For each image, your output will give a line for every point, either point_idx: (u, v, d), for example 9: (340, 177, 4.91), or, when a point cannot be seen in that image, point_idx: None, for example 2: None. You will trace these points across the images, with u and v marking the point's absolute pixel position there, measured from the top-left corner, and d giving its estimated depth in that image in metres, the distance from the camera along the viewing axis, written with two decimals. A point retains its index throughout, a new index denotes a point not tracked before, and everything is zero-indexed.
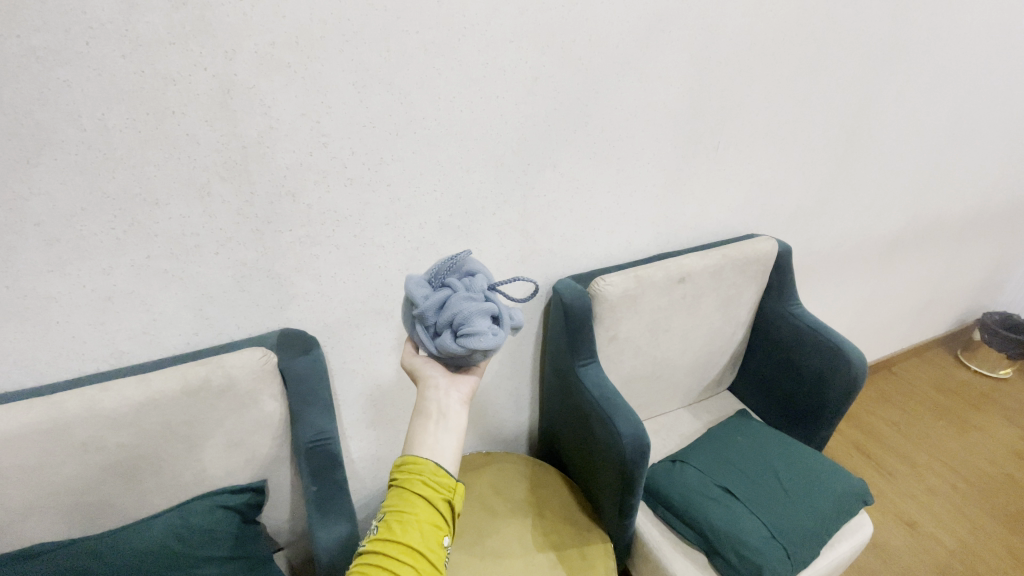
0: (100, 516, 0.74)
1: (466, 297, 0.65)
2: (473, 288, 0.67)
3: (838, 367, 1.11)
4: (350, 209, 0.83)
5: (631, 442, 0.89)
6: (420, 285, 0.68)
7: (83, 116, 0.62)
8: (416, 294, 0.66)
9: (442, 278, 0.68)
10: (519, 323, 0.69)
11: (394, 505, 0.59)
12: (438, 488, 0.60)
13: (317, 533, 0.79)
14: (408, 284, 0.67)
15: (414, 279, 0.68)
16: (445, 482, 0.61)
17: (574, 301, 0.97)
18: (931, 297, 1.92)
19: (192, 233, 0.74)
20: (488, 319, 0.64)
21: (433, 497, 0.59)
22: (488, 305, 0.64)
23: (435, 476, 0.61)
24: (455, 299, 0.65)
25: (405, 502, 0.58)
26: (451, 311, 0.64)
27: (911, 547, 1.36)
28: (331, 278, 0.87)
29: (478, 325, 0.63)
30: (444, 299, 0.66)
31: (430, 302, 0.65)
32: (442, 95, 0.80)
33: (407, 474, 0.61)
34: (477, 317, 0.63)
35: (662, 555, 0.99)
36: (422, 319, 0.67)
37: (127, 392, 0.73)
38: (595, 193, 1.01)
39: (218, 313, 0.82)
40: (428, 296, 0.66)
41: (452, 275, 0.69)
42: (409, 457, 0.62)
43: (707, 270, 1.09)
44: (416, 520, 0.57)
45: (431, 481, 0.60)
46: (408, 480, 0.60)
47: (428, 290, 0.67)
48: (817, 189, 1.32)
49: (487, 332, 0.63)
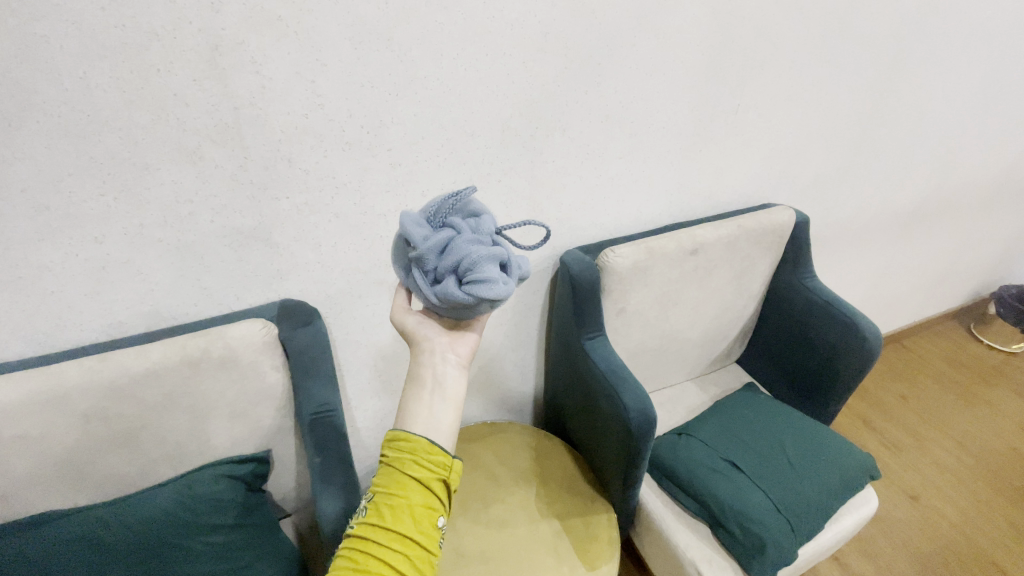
0: (105, 485, 0.74)
1: (474, 240, 0.60)
2: (480, 230, 0.62)
3: (851, 342, 1.08)
4: (349, 175, 0.79)
5: (636, 420, 0.88)
6: (418, 223, 0.61)
7: (64, 75, 0.59)
8: (415, 233, 0.60)
9: (442, 215, 0.62)
10: (524, 271, 0.66)
11: (383, 485, 0.57)
12: (431, 468, 0.58)
13: (318, 505, 0.77)
14: (405, 220, 0.60)
15: (410, 215, 0.61)
16: (438, 461, 0.59)
17: (581, 273, 0.94)
18: (948, 270, 1.86)
19: (185, 200, 0.71)
20: (496, 265, 0.61)
21: (425, 477, 0.57)
22: (499, 251, 0.61)
23: (428, 455, 0.59)
24: (462, 242, 0.60)
25: (397, 484, 0.57)
26: (459, 256, 0.59)
27: (912, 517, 1.37)
28: (331, 247, 0.85)
29: (489, 272, 0.59)
30: (447, 241, 0.60)
31: (433, 244, 0.59)
32: (446, 52, 0.75)
33: (397, 453, 0.59)
34: (487, 264, 0.59)
35: (665, 526, 1.00)
36: (420, 263, 0.61)
37: (126, 363, 0.72)
38: (605, 159, 0.97)
39: (216, 282, 0.80)
40: (428, 236, 0.60)
41: (453, 212, 0.63)
42: (400, 433, 0.60)
43: (720, 241, 1.05)
44: (408, 504, 0.55)
45: (423, 460, 0.58)
46: (399, 461, 0.58)
47: (427, 229, 0.61)
48: (838, 157, 1.27)
49: (498, 280, 0.60)
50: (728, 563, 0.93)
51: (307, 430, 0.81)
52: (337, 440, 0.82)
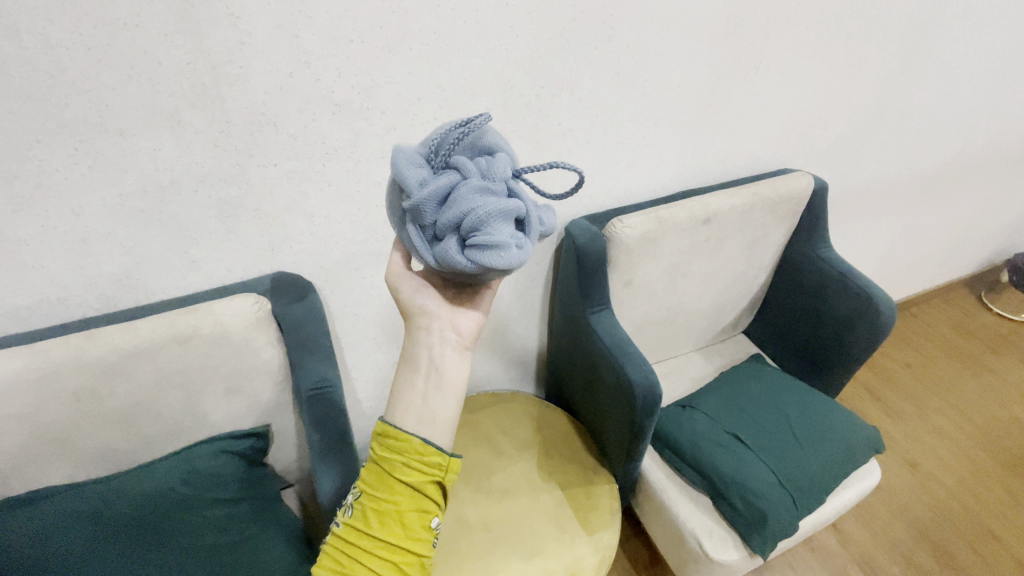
0: (103, 461, 0.73)
1: (480, 189, 0.52)
2: (490, 174, 0.54)
3: (864, 315, 1.05)
4: (341, 140, 0.74)
5: (642, 395, 0.86)
6: (414, 166, 0.53)
7: (20, 30, 0.53)
8: (411, 179, 0.52)
9: (446, 156, 0.54)
10: (546, 229, 0.58)
11: (373, 487, 0.56)
12: (422, 471, 0.56)
13: (319, 488, 0.77)
14: (399, 162, 0.53)
15: (405, 155, 0.53)
16: (431, 463, 0.56)
17: (587, 245, 0.90)
18: (964, 236, 1.81)
19: (166, 169, 0.67)
20: (507, 223, 0.52)
21: (415, 482, 0.56)
22: (511, 207, 0.52)
23: (420, 457, 0.56)
24: (465, 193, 0.51)
25: (386, 489, 0.55)
26: (462, 210, 0.51)
27: (910, 485, 1.38)
28: (324, 218, 0.80)
29: (498, 234, 0.51)
30: (448, 189, 0.52)
31: (431, 193, 0.51)
32: (442, 3, 0.68)
33: (388, 454, 0.57)
34: (496, 222, 0.51)
35: (666, 496, 1.00)
36: (417, 215, 0.53)
37: (114, 340, 0.69)
38: (615, 122, 0.90)
39: (205, 255, 0.77)
40: (426, 183, 0.52)
41: (458, 151, 0.55)
42: (390, 432, 0.57)
43: (734, 210, 1.00)
44: (397, 511, 0.54)
45: (413, 463, 0.56)
46: (389, 464, 0.56)
47: (426, 174, 0.53)
48: (861, 118, 1.19)
49: (509, 244, 0.52)
50: (728, 534, 0.93)
51: (303, 405, 0.79)
52: (336, 418, 0.80)
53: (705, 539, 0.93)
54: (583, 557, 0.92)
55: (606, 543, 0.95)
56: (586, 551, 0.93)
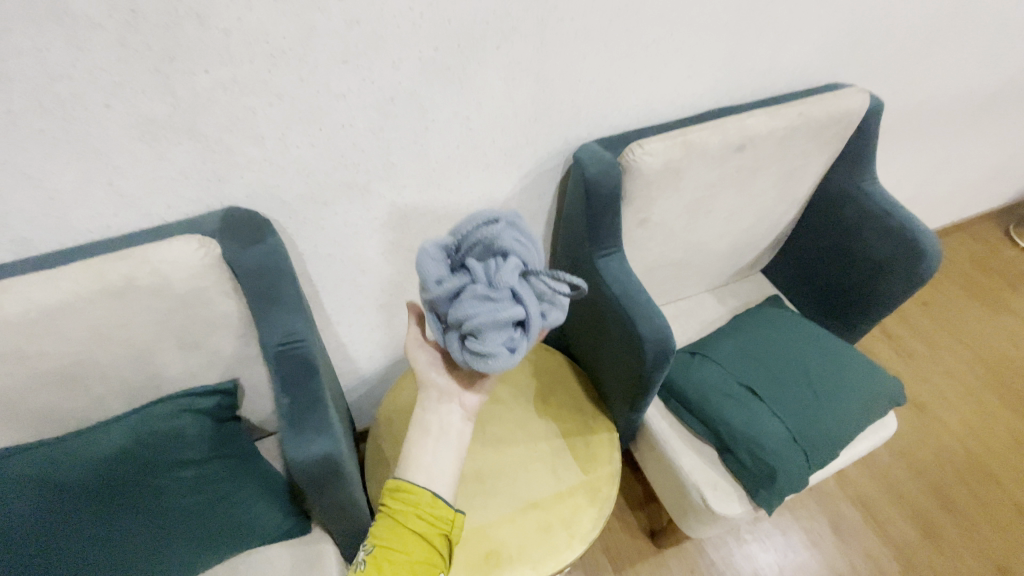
0: (48, 422, 0.66)
1: (484, 298, 0.54)
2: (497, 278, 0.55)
3: (906, 257, 0.94)
4: (289, 38, 0.57)
5: (654, 349, 0.77)
6: (434, 261, 0.57)
7: None
8: (428, 275, 0.56)
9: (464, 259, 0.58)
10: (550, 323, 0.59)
11: (383, 538, 0.57)
12: (433, 523, 0.58)
13: (285, 448, 0.62)
14: (420, 258, 0.57)
15: (428, 251, 0.57)
16: (442, 516, 0.59)
17: (599, 177, 0.76)
18: (1006, 164, 1.64)
19: (61, 76, 0.51)
20: (501, 333, 0.54)
21: (427, 534, 0.58)
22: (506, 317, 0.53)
23: (431, 510, 0.59)
24: (468, 300, 0.54)
25: (397, 539, 0.57)
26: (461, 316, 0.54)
27: (913, 427, 1.36)
28: (279, 141, 0.65)
29: (483, 342, 0.54)
30: (458, 291, 0.56)
31: (443, 293, 0.56)
32: None
33: (399, 505, 0.58)
34: (490, 332, 0.53)
35: (669, 447, 0.94)
36: (433, 306, 0.58)
37: (33, 293, 0.58)
38: (640, 19, 0.72)
39: (136, 188, 0.63)
40: (443, 281, 0.56)
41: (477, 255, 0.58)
42: (403, 485, 0.59)
43: (773, 134, 0.84)
44: (408, 561, 0.56)
45: (425, 516, 0.58)
46: (402, 514, 0.58)
47: (444, 273, 0.57)
48: (930, 20, 0.99)
49: (500, 354, 0.54)
50: (732, 488, 0.89)
51: (267, 362, 0.69)
52: (306, 374, 0.69)
53: (709, 493, 0.88)
54: (580, 509, 0.89)
55: (604, 495, 0.91)
56: (584, 503, 0.90)
